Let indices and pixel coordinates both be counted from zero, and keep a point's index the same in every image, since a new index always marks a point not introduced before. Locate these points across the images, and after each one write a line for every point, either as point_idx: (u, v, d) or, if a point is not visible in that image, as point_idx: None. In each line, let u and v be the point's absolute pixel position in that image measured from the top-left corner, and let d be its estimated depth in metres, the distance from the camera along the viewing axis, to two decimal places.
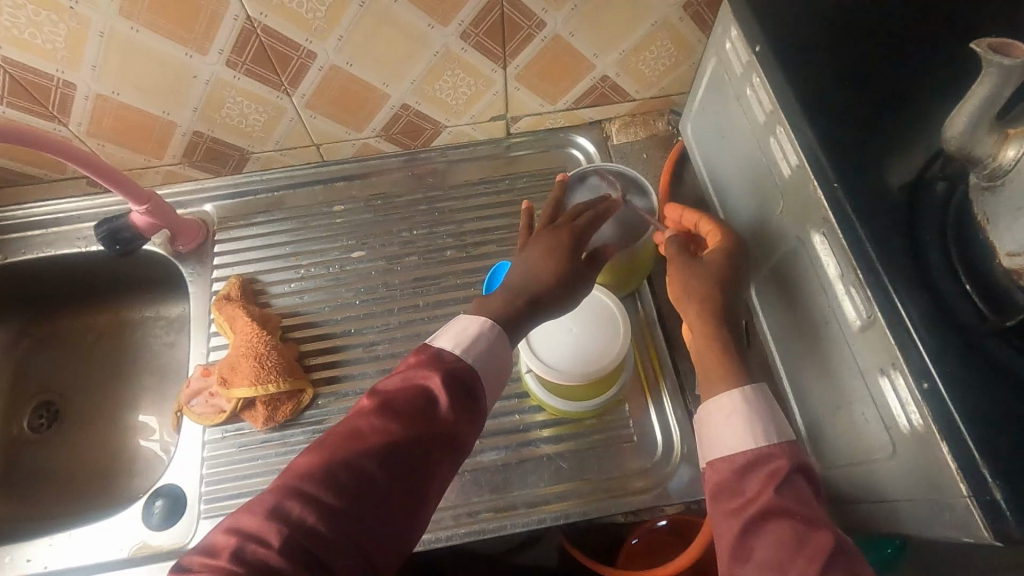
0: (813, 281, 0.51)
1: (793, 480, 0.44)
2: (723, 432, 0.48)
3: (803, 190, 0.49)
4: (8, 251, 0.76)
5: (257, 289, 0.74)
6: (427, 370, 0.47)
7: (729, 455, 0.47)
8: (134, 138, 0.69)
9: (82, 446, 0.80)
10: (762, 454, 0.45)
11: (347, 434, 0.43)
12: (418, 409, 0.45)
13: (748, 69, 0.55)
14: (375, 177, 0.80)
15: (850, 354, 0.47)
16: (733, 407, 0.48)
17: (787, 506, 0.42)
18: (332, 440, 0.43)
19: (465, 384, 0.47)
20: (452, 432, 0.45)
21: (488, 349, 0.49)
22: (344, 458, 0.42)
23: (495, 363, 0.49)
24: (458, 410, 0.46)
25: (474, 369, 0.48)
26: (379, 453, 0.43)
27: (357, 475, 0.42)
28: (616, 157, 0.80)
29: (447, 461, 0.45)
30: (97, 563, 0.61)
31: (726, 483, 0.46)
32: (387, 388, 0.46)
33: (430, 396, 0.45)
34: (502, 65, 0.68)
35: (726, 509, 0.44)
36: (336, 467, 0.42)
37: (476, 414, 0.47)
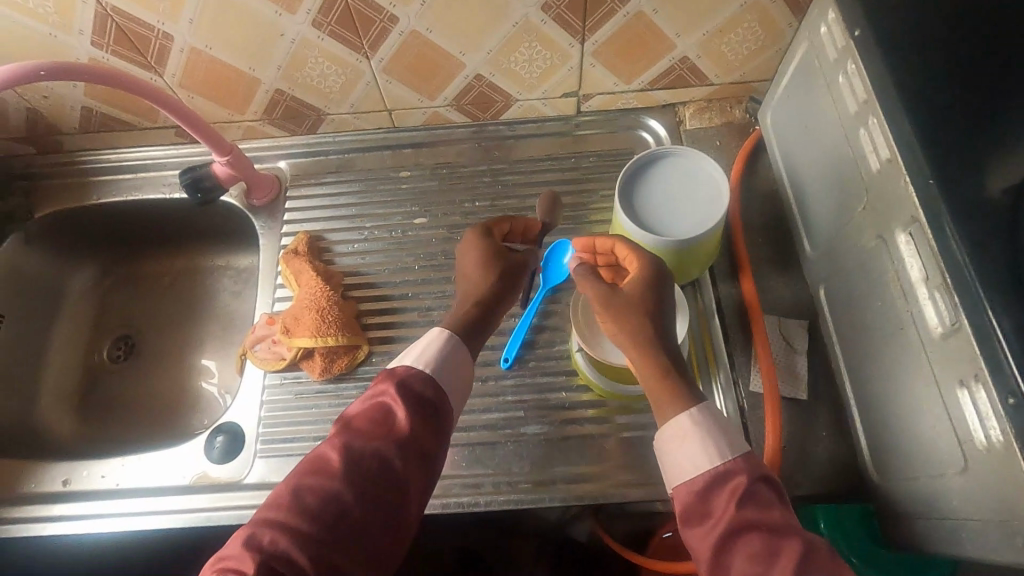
0: (892, 284, 0.48)
1: (751, 497, 0.43)
2: (683, 452, 0.46)
3: (892, 186, 0.47)
4: (101, 192, 0.82)
5: (322, 247, 0.76)
6: (383, 387, 0.49)
7: (689, 479, 0.45)
8: (220, 92, 0.72)
9: (153, 380, 0.86)
10: (722, 472, 0.44)
11: (316, 458, 0.46)
12: (376, 424, 0.47)
13: (843, 55, 0.52)
14: (442, 147, 0.81)
15: (926, 362, 0.45)
16: (687, 426, 0.47)
17: (751, 521, 0.41)
18: (301, 468, 0.46)
19: (426, 397, 0.50)
20: (417, 443, 0.47)
21: (440, 356, 0.51)
22: (314, 482, 0.45)
23: (451, 371, 0.52)
24: (419, 422, 0.48)
25: (430, 380, 0.50)
26: (346, 471, 0.45)
27: (326, 496, 0.44)
28: (687, 143, 0.78)
29: (421, 471, 0.47)
30: (161, 487, 0.66)
31: (690, 509, 0.45)
32: (349, 414, 0.48)
33: (387, 412, 0.48)
34: (580, 40, 0.67)
35: (698, 535, 0.43)
36: (308, 491, 0.44)
37: (436, 420, 0.49)
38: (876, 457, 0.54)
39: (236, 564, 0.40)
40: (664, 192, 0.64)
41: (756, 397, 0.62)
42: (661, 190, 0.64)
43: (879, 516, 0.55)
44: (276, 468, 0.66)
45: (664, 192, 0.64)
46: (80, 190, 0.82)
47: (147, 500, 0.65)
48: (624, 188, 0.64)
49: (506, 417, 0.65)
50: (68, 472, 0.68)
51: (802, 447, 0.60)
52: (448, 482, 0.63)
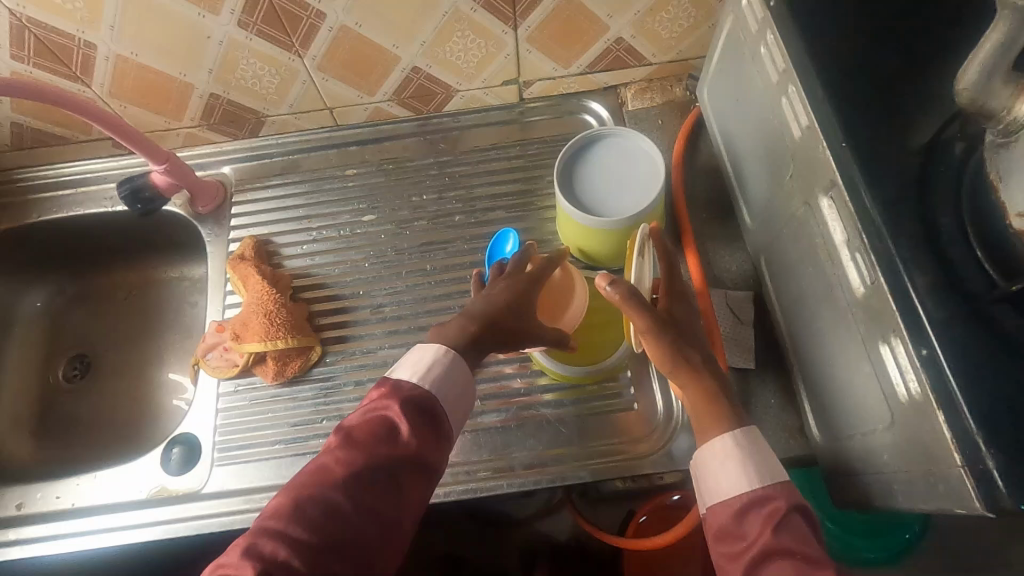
0: (820, 248, 0.49)
1: (789, 521, 0.44)
2: (721, 475, 0.48)
3: (812, 152, 0.47)
4: (41, 209, 0.80)
5: (271, 251, 0.75)
6: (387, 402, 0.49)
7: (725, 502, 0.47)
8: (153, 99, 0.71)
9: (112, 397, 0.85)
10: (757, 496, 0.46)
11: (318, 468, 0.46)
12: (379, 438, 0.47)
13: (762, 27, 0.53)
14: (388, 142, 0.80)
15: (852, 322, 0.46)
16: (728, 450, 0.49)
17: (786, 547, 0.42)
18: (302, 479, 0.45)
19: (428, 412, 0.50)
20: (420, 455, 0.47)
21: (446, 371, 0.52)
22: (317, 493, 0.44)
23: (455, 389, 0.52)
24: (422, 439, 0.48)
25: (435, 396, 0.51)
26: (349, 483, 0.45)
27: (329, 509, 0.44)
28: (631, 124, 0.78)
29: (421, 483, 0.47)
30: (118, 503, 0.65)
31: (726, 529, 0.46)
32: (350, 425, 0.48)
33: (391, 427, 0.48)
34: (513, 26, 0.67)
35: (729, 553, 0.45)
36: (308, 503, 0.44)
37: (437, 437, 0.49)
38: (819, 418, 0.55)
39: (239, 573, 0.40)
40: (600, 180, 0.64)
41: None
42: (598, 177, 0.65)
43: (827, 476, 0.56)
44: (235, 475, 0.65)
45: (601, 179, 0.64)
46: (19, 209, 0.80)
47: (105, 517, 0.64)
48: (562, 180, 0.64)
49: None
50: (22, 496, 0.67)
51: (751, 416, 0.61)
52: None
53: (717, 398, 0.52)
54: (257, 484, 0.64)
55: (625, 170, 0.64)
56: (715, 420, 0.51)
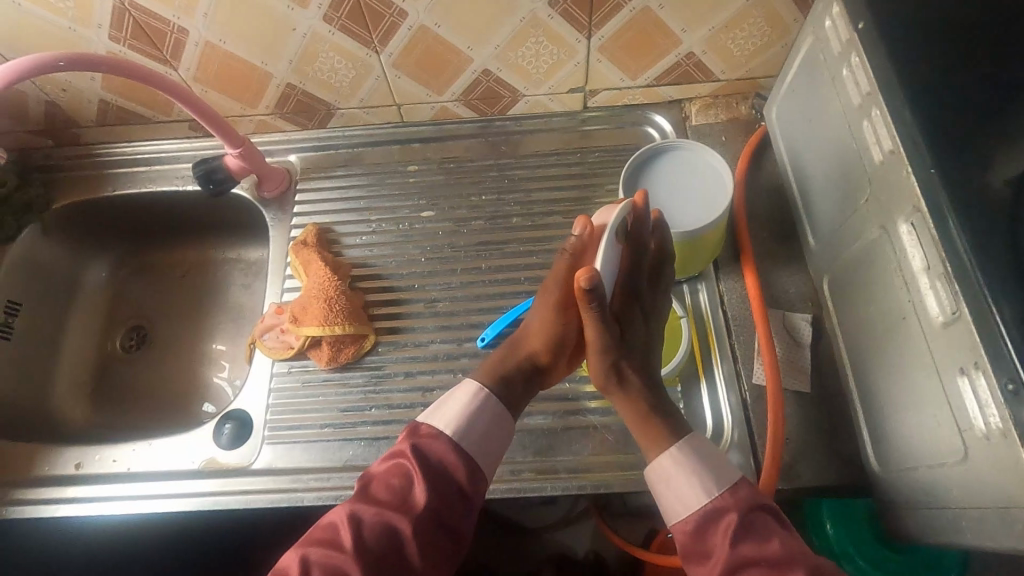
0: (895, 274, 0.49)
1: (746, 531, 0.46)
2: (671, 492, 0.50)
3: (895, 177, 0.47)
4: (116, 184, 0.84)
5: (331, 239, 0.77)
6: (404, 456, 0.50)
7: (682, 519, 0.49)
8: (234, 86, 0.74)
9: (165, 369, 0.88)
10: (714, 509, 0.48)
11: (330, 527, 0.48)
12: (392, 496, 0.49)
13: (846, 48, 0.53)
14: (450, 141, 0.82)
15: (927, 351, 0.45)
16: (673, 466, 0.50)
17: (751, 555, 0.44)
18: (318, 535, 0.48)
19: (445, 468, 0.50)
20: (431, 518, 0.48)
21: (471, 424, 0.51)
22: (324, 554, 0.47)
23: (480, 434, 0.52)
24: (435, 498, 0.48)
25: (456, 446, 0.51)
26: (356, 547, 0.46)
27: (336, 569, 0.46)
28: (693, 138, 0.78)
29: (433, 542, 0.48)
30: (171, 471, 0.67)
31: (690, 548, 0.48)
32: (370, 480, 0.50)
33: (406, 483, 0.49)
34: (587, 35, 0.68)
35: (700, 574, 0.46)
36: (319, 562, 0.46)
37: (454, 494, 0.50)
38: (878, 447, 0.54)
39: None
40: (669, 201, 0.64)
41: (758, 389, 0.63)
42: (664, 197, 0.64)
43: (883, 508, 0.54)
44: (283, 454, 0.67)
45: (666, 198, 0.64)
46: (97, 182, 0.84)
47: (156, 484, 0.67)
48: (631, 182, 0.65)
49: None
50: (80, 456, 0.70)
51: (805, 439, 0.60)
52: None
53: (653, 417, 0.53)
54: (304, 465, 0.66)
55: (689, 189, 0.64)
56: (657, 438, 0.52)
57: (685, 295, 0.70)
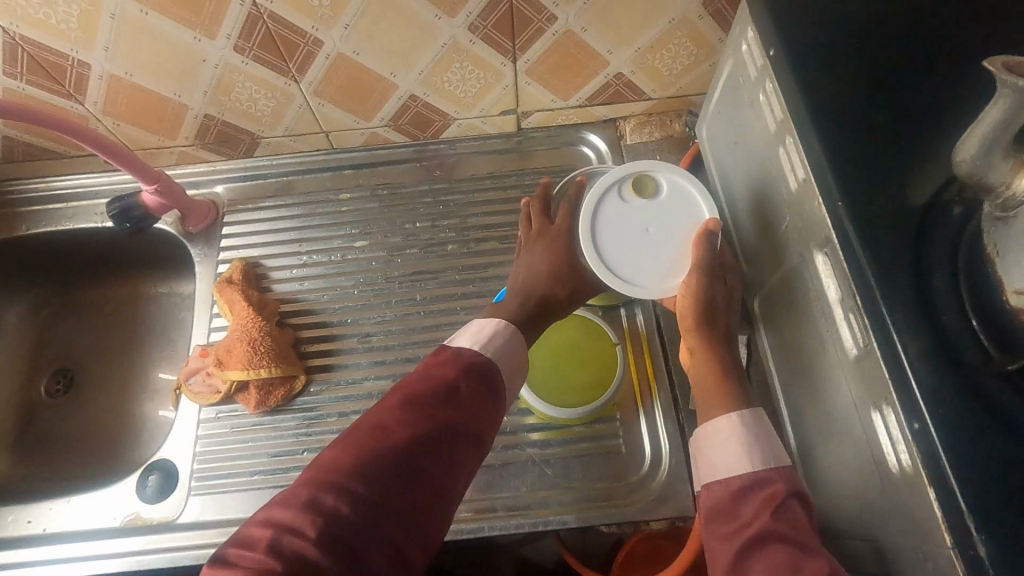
0: (814, 303, 0.49)
1: (783, 506, 0.44)
2: (723, 454, 0.49)
3: (809, 206, 0.47)
4: (30, 222, 0.79)
5: (260, 274, 0.74)
6: (446, 364, 0.48)
7: (721, 482, 0.48)
8: (148, 119, 0.70)
9: (93, 414, 0.83)
10: (757, 479, 0.46)
11: (374, 425, 0.43)
12: (440, 396, 0.45)
13: (761, 74, 0.52)
14: (383, 167, 0.80)
15: (844, 381, 0.45)
16: (732, 429, 0.49)
17: (780, 530, 0.42)
18: (361, 433, 0.42)
19: (484, 376, 0.49)
20: (477, 422, 0.46)
21: (503, 347, 0.52)
22: (374, 446, 0.41)
23: (511, 359, 0.52)
24: (481, 401, 0.47)
25: (492, 363, 0.50)
26: (412, 435, 0.42)
27: (389, 463, 0.41)
28: (628, 157, 0.78)
29: (476, 449, 0.46)
30: (92, 530, 0.64)
31: (721, 509, 0.47)
32: (408, 384, 0.46)
33: (452, 386, 0.46)
34: (512, 59, 0.67)
35: (721, 533, 0.45)
36: (369, 456, 0.41)
37: (492, 402, 0.48)
38: (809, 473, 0.54)
39: (291, 528, 0.36)
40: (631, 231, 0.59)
41: None
42: (631, 217, 0.59)
43: None
44: (211, 506, 0.64)
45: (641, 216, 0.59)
46: (10, 221, 0.79)
47: (76, 545, 0.63)
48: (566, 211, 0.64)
49: None
50: None
51: None
52: None
53: (727, 377, 0.54)
54: (234, 517, 0.63)
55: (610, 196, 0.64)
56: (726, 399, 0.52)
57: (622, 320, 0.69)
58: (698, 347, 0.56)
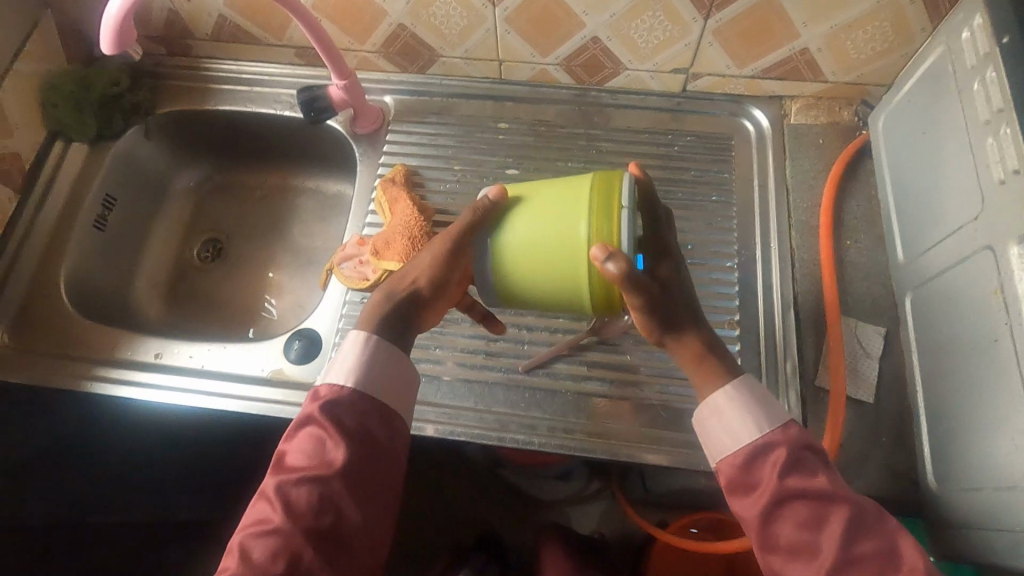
0: (992, 296, 0.49)
1: (794, 466, 0.49)
2: (724, 430, 0.52)
3: (1014, 199, 0.47)
4: (217, 100, 0.87)
5: (416, 182, 0.79)
6: (311, 422, 0.54)
7: (730, 453, 0.51)
8: (349, 19, 0.76)
9: (235, 283, 0.92)
10: (763, 447, 0.50)
11: (262, 509, 0.51)
12: (311, 461, 0.52)
13: (982, 62, 0.52)
14: (543, 105, 0.83)
15: (1017, 374, 0.45)
16: (726, 403, 0.52)
17: (795, 490, 0.47)
18: (253, 519, 0.51)
19: (351, 420, 0.53)
20: (352, 468, 0.52)
21: (375, 375, 0.55)
22: (262, 531, 0.50)
23: (385, 379, 0.55)
24: (350, 450, 0.52)
25: (357, 398, 0.54)
26: (289, 515, 0.50)
27: (275, 542, 0.49)
28: (789, 136, 0.77)
29: (360, 489, 0.52)
30: (241, 375, 0.71)
31: (735, 480, 0.50)
32: (286, 452, 0.54)
33: (319, 446, 0.52)
34: (704, 15, 0.68)
35: (745, 502, 0.49)
36: (257, 542, 0.50)
37: (364, 440, 0.53)
38: (938, 463, 0.55)
39: None
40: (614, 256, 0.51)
41: (819, 391, 0.63)
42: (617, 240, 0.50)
43: (934, 525, 0.55)
44: None
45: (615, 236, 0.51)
46: (200, 95, 0.87)
47: (227, 384, 0.71)
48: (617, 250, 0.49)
49: (569, 369, 0.68)
50: (160, 347, 0.74)
51: (863, 446, 0.60)
52: (506, 419, 0.66)
53: (709, 355, 0.54)
54: None
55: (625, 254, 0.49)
56: (710, 377, 0.53)
57: (758, 290, 0.70)
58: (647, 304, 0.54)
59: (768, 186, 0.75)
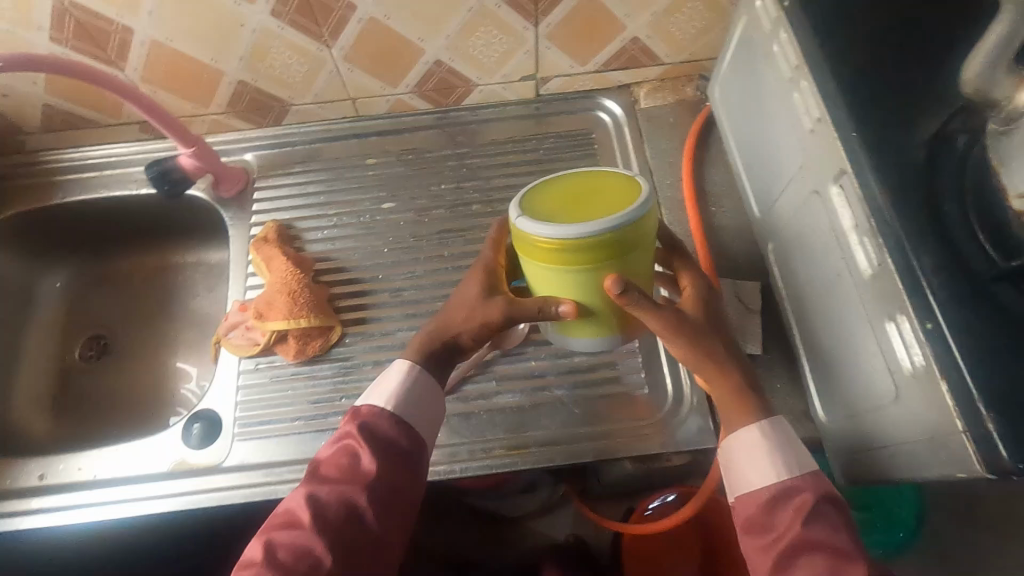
0: (828, 236, 0.52)
1: (818, 512, 0.46)
2: (749, 468, 0.49)
3: (824, 144, 0.51)
4: (65, 191, 0.82)
5: (292, 235, 0.77)
6: (347, 432, 0.52)
7: (752, 491, 0.49)
8: (186, 85, 0.74)
9: (127, 377, 0.86)
10: (786, 488, 0.47)
11: (288, 512, 0.50)
12: (342, 471, 0.51)
13: (776, 26, 0.56)
14: (407, 134, 0.83)
15: (859, 303, 0.49)
16: (754, 439, 0.50)
17: (817, 540, 0.44)
18: (277, 519, 0.50)
19: (388, 434, 0.52)
20: (384, 483, 0.50)
21: (412, 395, 0.54)
22: (288, 536, 0.48)
23: (421, 403, 0.54)
24: (384, 464, 0.51)
25: (397, 415, 0.53)
26: (317, 523, 0.48)
27: (299, 547, 0.47)
28: (643, 120, 0.81)
29: (389, 506, 0.50)
30: (140, 475, 0.66)
31: (752, 521, 0.48)
32: (319, 460, 0.52)
33: (353, 458, 0.51)
34: (534, 23, 0.70)
35: (757, 545, 0.47)
36: (282, 544, 0.48)
37: (399, 459, 0.52)
38: (824, 399, 0.58)
39: None
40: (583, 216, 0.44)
41: None
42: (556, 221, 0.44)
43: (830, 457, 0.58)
44: (255, 449, 0.66)
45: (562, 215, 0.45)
46: (46, 190, 0.82)
47: (126, 488, 0.65)
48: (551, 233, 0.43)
49: (478, 389, 0.67)
50: (44, 467, 0.68)
51: None
52: None
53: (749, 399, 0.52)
54: (277, 458, 0.65)
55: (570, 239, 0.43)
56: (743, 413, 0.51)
57: None
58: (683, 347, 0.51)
59: (633, 171, 0.78)
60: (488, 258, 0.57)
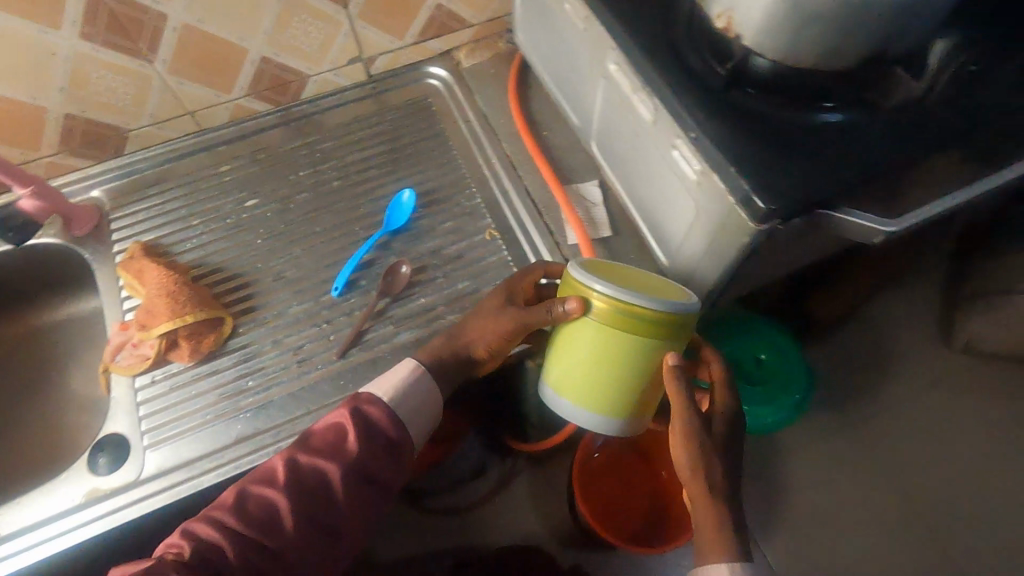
0: (621, 108, 0.63)
1: None
2: None
3: (594, 34, 0.61)
4: None
5: (160, 251, 0.78)
6: (337, 414, 0.58)
7: None
8: (10, 129, 0.74)
9: (16, 450, 0.81)
10: None
11: (266, 469, 0.56)
12: (328, 444, 0.57)
13: None
14: (255, 136, 0.86)
15: (655, 149, 0.59)
16: None
17: None
18: (254, 473, 0.56)
19: (377, 425, 0.58)
20: (361, 465, 0.56)
21: (406, 395, 0.60)
22: (261, 489, 0.54)
23: (414, 401, 0.61)
24: (365, 450, 0.57)
25: (389, 409, 0.59)
26: (291, 482, 0.54)
27: (267, 501, 0.54)
28: (468, 78, 0.90)
29: (358, 485, 0.56)
30: (51, 516, 0.63)
31: None
32: (309, 430, 0.58)
33: (339, 436, 0.57)
34: (343, 6, 0.77)
35: None
36: (251, 495, 0.54)
37: (381, 449, 0.58)
38: (663, 248, 0.68)
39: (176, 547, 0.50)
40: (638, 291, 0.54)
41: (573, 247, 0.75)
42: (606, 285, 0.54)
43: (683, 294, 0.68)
44: (170, 452, 0.66)
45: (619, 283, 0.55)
46: None
47: (40, 532, 0.63)
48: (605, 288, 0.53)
49: (378, 336, 0.72)
50: None
51: None
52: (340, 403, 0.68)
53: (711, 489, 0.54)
54: (194, 453, 0.65)
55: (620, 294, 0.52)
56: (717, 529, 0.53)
57: (498, 199, 0.80)
58: (679, 431, 0.55)
59: (471, 120, 0.87)
60: (516, 280, 0.65)
